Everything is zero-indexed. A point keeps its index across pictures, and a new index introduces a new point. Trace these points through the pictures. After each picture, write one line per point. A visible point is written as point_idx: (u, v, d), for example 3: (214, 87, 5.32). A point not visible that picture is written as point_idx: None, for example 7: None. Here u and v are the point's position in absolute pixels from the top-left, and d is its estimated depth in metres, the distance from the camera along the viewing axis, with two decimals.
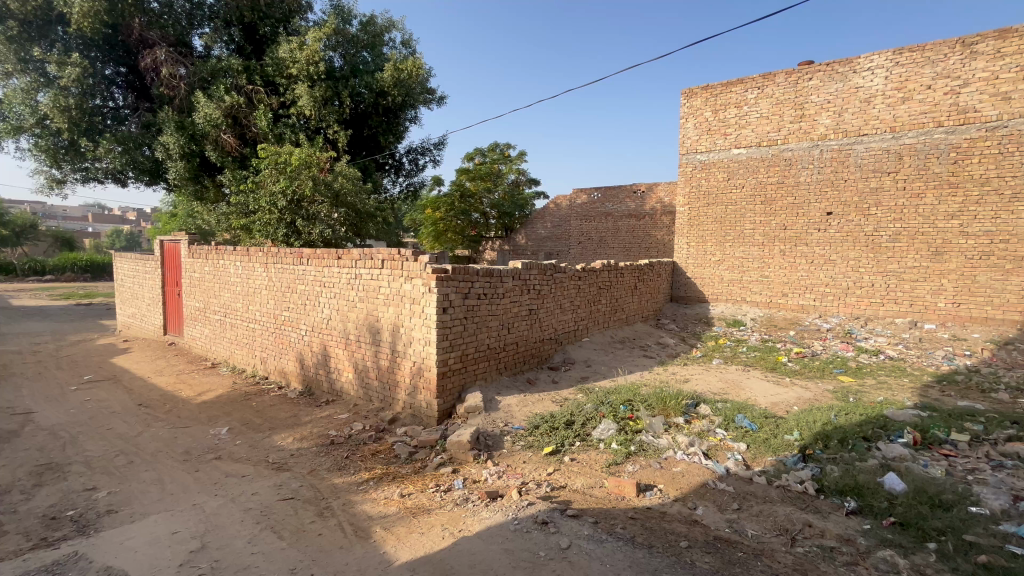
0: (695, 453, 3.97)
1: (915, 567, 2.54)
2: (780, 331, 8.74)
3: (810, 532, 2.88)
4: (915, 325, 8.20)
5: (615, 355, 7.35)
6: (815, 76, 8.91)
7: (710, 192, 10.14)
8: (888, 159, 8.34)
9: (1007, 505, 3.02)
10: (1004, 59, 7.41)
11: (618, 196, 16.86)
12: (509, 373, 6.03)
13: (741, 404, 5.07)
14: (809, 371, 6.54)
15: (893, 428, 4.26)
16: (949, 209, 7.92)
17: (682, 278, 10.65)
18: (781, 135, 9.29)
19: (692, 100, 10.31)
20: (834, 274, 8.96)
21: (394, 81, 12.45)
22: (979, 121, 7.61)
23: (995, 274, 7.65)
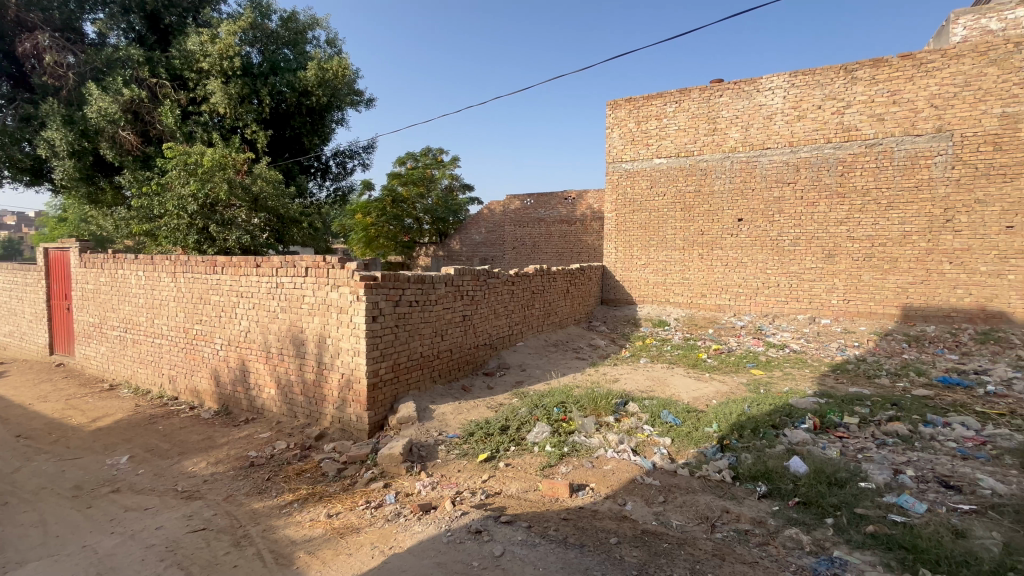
0: (625, 450, 4.12)
1: (816, 542, 2.78)
2: (701, 329, 9.32)
3: (728, 518, 3.07)
4: (814, 320, 9.08)
5: (549, 358, 7.48)
6: (724, 94, 9.67)
7: (635, 199, 10.65)
8: (788, 170, 9.21)
9: (889, 478, 3.41)
10: (878, 84, 8.47)
11: (550, 202, 17.29)
12: (443, 381, 5.94)
13: (666, 400, 5.35)
14: (725, 365, 7.04)
15: (796, 416, 4.69)
16: (838, 216, 8.88)
17: (611, 281, 11.07)
18: (697, 146, 9.96)
19: (617, 111, 10.79)
20: (746, 275, 9.72)
21: (318, 80, 11.93)
22: (860, 139, 8.62)
23: (876, 273, 8.66)
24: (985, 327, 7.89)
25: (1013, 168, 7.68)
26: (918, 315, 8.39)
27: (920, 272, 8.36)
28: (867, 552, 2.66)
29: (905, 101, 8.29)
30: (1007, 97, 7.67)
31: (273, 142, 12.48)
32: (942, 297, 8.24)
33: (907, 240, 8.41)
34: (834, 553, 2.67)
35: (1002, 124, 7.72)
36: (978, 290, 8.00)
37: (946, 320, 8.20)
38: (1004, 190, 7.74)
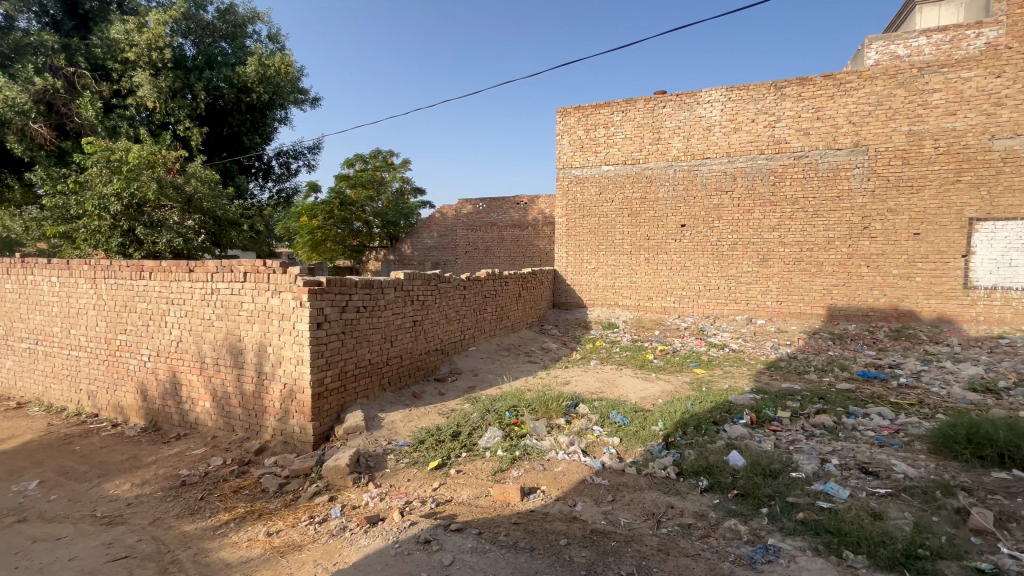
0: (575, 451, 4.18)
1: (753, 531, 2.93)
2: (648, 331, 9.64)
3: (672, 513, 3.18)
4: (751, 320, 9.62)
5: (501, 362, 7.48)
6: (667, 105, 10.10)
7: (585, 204, 10.89)
8: (726, 179, 9.72)
9: (817, 467, 3.66)
10: (804, 101, 9.13)
11: (502, 207, 17.36)
12: (393, 388, 5.80)
13: (615, 401, 5.48)
14: (671, 366, 7.31)
15: (735, 411, 4.94)
16: (771, 223, 9.47)
17: (562, 285, 11.24)
18: (643, 154, 10.33)
19: (566, 119, 11.00)
20: (689, 279, 10.16)
21: (259, 77, 11.43)
22: (789, 151, 9.25)
23: (805, 276, 9.30)
24: (898, 325, 8.65)
25: (918, 181, 8.50)
26: (841, 314, 9.07)
27: (842, 275, 9.05)
28: (798, 537, 2.83)
29: (828, 118, 8.99)
30: (913, 117, 8.49)
31: (209, 139, 11.78)
32: (861, 298, 8.96)
33: (832, 245, 9.09)
34: (768, 541, 2.82)
35: (909, 141, 8.52)
36: (891, 291, 8.77)
37: (865, 319, 8.92)
38: (911, 201, 8.55)
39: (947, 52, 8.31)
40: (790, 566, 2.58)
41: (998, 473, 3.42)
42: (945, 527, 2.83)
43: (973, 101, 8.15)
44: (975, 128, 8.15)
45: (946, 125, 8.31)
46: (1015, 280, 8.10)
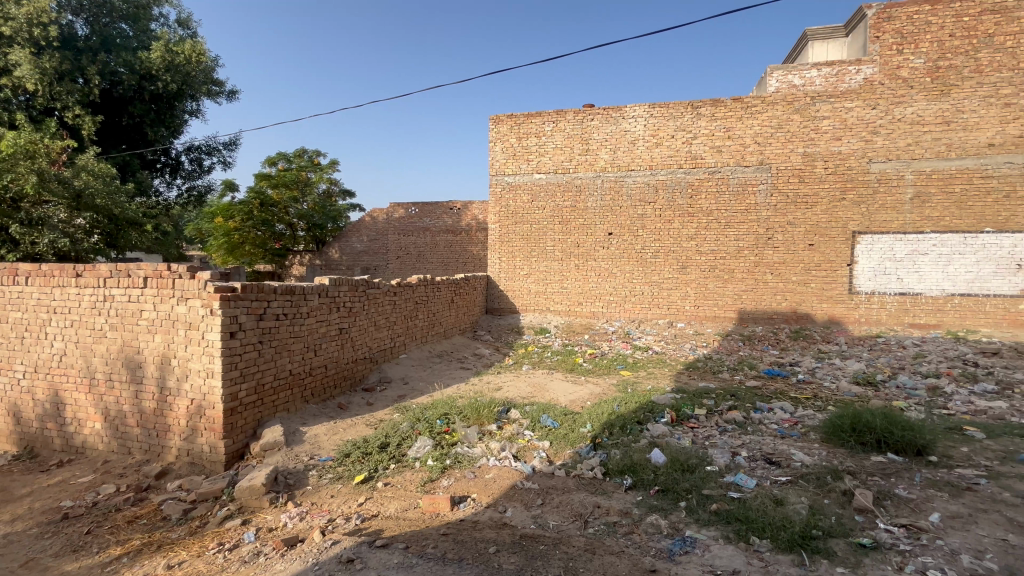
0: (506, 457, 4.19)
1: (672, 525, 3.09)
2: (578, 335, 9.93)
3: (599, 513, 3.27)
4: (672, 324, 10.21)
5: (433, 369, 7.34)
6: (595, 118, 10.51)
7: (517, 211, 11.03)
8: (649, 191, 10.28)
9: (729, 460, 3.94)
10: (716, 121, 9.89)
11: (435, 212, 17.15)
12: (317, 400, 5.50)
13: (546, 405, 5.58)
14: (599, 368, 7.59)
15: (657, 411, 5.21)
16: (689, 233, 10.13)
17: (495, 290, 11.29)
18: (572, 164, 10.67)
19: (499, 126, 11.10)
20: (615, 285, 10.60)
21: (166, 64, 10.50)
22: (704, 166, 9.97)
23: (718, 282, 10.03)
24: (797, 327, 9.57)
25: (812, 197, 9.50)
26: (750, 317, 9.88)
27: (750, 281, 9.87)
28: (712, 527, 3.03)
29: (737, 137, 9.80)
30: (807, 140, 9.48)
31: (103, 129, 10.63)
32: (766, 302, 9.81)
33: (741, 254, 9.89)
34: (686, 533, 2.99)
35: (804, 161, 9.50)
36: (791, 296, 9.69)
37: (770, 321, 9.78)
38: (806, 215, 9.53)
39: (834, 84, 9.37)
40: (705, 555, 2.75)
41: (876, 457, 3.87)
42: (834, 508, 3.15)
43: (854, 129, 9.26)
44: (856, 153, 9.26)
45: (834, 148, 9.36)
46: (889, 286, 9.27)
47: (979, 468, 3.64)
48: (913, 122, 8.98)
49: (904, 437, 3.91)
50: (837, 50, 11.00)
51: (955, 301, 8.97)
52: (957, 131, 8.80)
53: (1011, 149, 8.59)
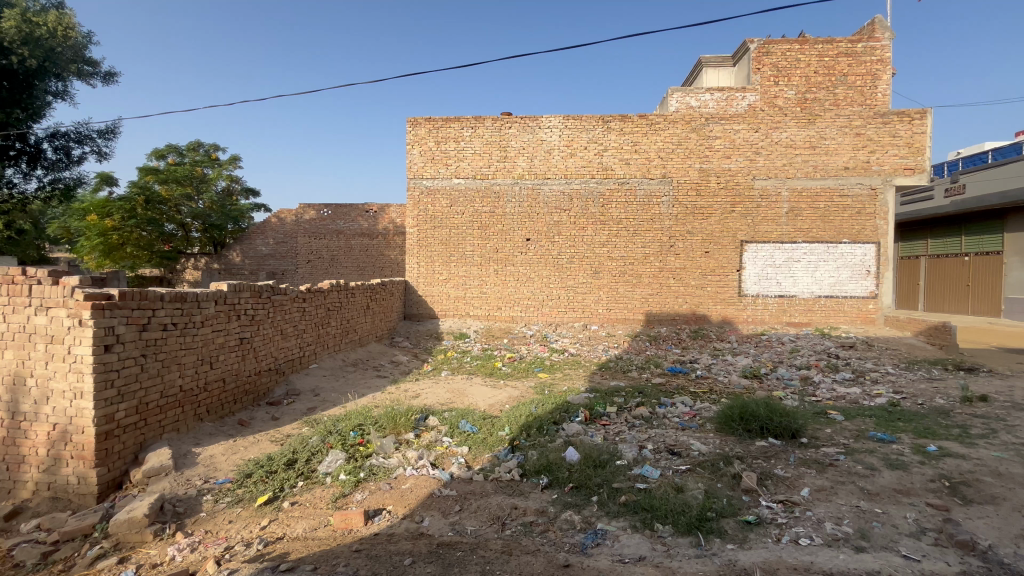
0: (424, 465, 4.11)
1: (585, 519, 3.23)
2: (497, 340, 10.02)
3: (516, 513, 3.32)
4: (587, 326, 10.67)
5: (346, 379, 7.02)
6: (513, 126, 10.73)
7: (436, 216, 10.91)
8: (564, 199, 10.69)
9: (636, 453, 4.20)
10: (625, 135, 10.54)
11: (349, 214, 16.46)
12: (213, 418, 5.02)
13: (465, 410, 5.57)
14: (517, 372, 7.72)
15: (572, 410, 5.41)
16: (601, 239, 10.66)
17: (413, 296, 11.05)
18: (491, 171, 10.79)
19: (417, 129, 10.92)
20: (533, 289, 10.85)
21: (23, 37, 9.08)
22: (614, 177, 10.57)
23: (628, 286, 10.66)
24: (696, 327, 10.45)
25: (707, 209, 10.45)
26: (656, 319, 10.61)
27: (656, 285, 10.61)
28: (621, 518, 3.21)
29: (643, 151, 10.52)
30: (702, 157, 10.42)
31: None
32: (670, 304, 10.60)
33: (648, 260, 10.60)
34: (598, 526, 3.13)
35: (700, 176, 10.43)
36: (690, 299, 10.56)
37: (672, 322, 10.57)
38: (703, 225, 10.45)
39: (724, 107, 10.41)
40: (615, 545, 2.91)
41: (759, 442, 4.34)
42: (725, 491, 3.48)
43: (741, 149, 10.33)
44: (743, 170, 10.34)
45: (725, 165, 10.37)
46: (770, 289, 10.44)
47: (839, 446, 4.22)
48: (787, 145, 10.23)
49: (781, 422, 4.43)
50: (728, 78, 12.24)
51: (821, 302, 10.32)
52: (821, 155, 10.16)
53: (861, 173, 10.10)
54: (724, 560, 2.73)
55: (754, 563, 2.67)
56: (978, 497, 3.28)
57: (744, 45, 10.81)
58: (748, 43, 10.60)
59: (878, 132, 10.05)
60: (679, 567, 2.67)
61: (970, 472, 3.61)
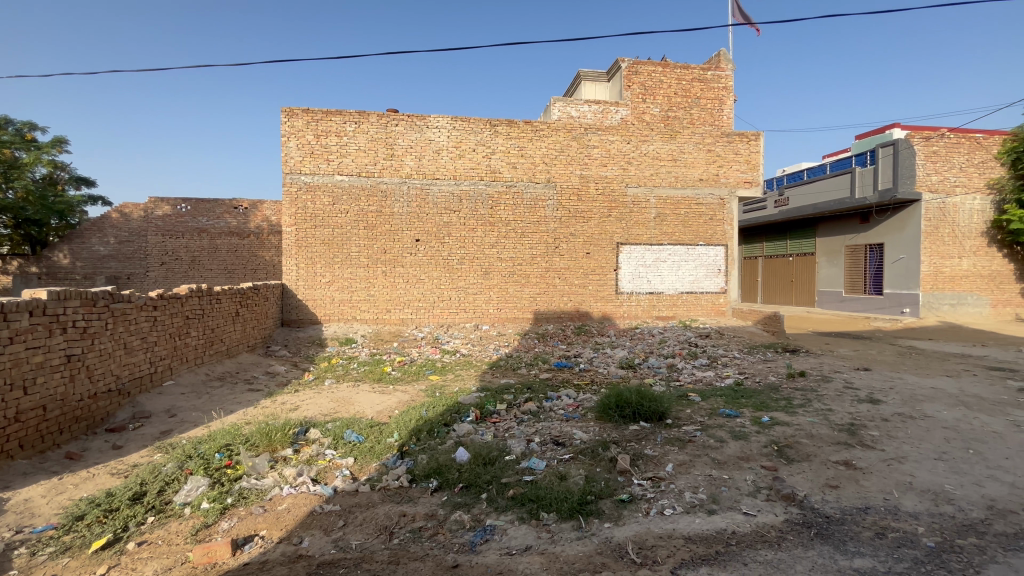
0: (304, 482, 3.82)
1: (475, 517, 3.27)
2: (386, 343, 9.66)
3: (404, 520, 3.25)
4: (478, 326, 10.77)
5: (210, 395, 6.24)
6: (399, 124, 10.46)
7: (316, 214, 10.19)
8: (454, 200, 10.68)
9: (525, 447, 4.36)
10: (511, 140, 10.88)
11: (213, 210, 14.69)
12: (30, 454, 4.14)
13: (350, 419, 5.30)
14: (408, 376, 7.53)
15: (463, 410, 5.44)
16: (491, 241, 10.85)
17: (292, 300, 10.21)
18: (377, 168, 10.40)
19: (293, 120, 10.11)
20: (423, 290, 10.67)
21: None
22: (502, 180, 10.84)
23: (517, 285, 10.99)
24: (580, 323, 11.12)
25: (587, 213, 11.18)
26: (543, 317, 11.09)
27: (543, 285, 11.09)
28: (509, 512, 3.30)
29: (529, 156, 10.95)
30: (582, 164, 11.13)
31: None
32: (556, 303, 11.16)
33: (535, 261, 11.03)
34: (486, 523, 3.19)
35: (581, 182, 11.13)
36: (574, 297, 11.22)
37: (559, 320, 11.14)
38: (584, 228, 11.17)
39: (600, 119, 11.26)
40: (502, 539, 2.98)
41: (632, 426, 4.78)
42: (603, 474, 3.76)
43: (616, 158, 11.24)
44: (617, 178, 11.26)
45: (602, 173, 11.20)
46: (642, 287, 11.52)
47: (696, 424, 4.81)
48: (654, 157, 11.37)
49: (650, 407, 4.91)
50: (603, 91, 13.33)
51: (683, 297, 11.63)
52: (681, 167, 11.46)
53: (712, 184, 11.59)
54: (602, 538, 2.94)
55: (626, 538, 2.92)
56: (797, 456, 3.96)
57: (617, 63, 11.72)
58: (619, 61, 11.57)
59: (725, 150, 11.62)
60: (562, 551, 2.82)
61: (792, 436, 4.35)
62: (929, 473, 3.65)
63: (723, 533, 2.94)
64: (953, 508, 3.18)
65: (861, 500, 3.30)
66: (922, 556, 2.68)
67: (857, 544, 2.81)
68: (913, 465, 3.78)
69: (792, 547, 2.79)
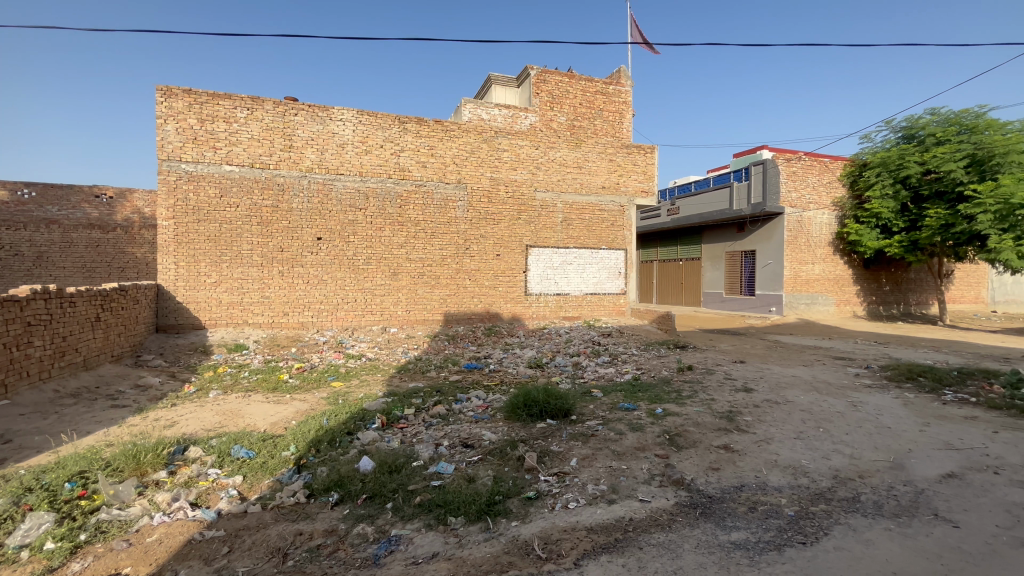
0: (181, 507, 3.39)
1: (379, 529, 3.13)
2: (283, 349, 8.93)
3: (300, 540, 3.02)
4: (385, 329, 10.39)
5: (62, 415, 5.32)
6: (299, 114, 9.78)
7: (200, 207, 9.16)
8: (360, 197, 10.21)
9: (433, 452, 4.27)
10: (421, 138, 10.68)
11: (67, 198, 12.59)
12: None
13: (239, 433, 4.82)
14: (308, 383, 7.02)
15: (368, 417, 5.20)
16: (400, 241, 10.54)
17: (169, 303, 9.06)
18: (272, 160, 9.62)
19: (171, 101, 9.00)
20: (326, 292, 10.06)
21: None
22: (411, 179, 10.59)
23: (427, 287, 10.79)
24: (490, 324, 11.20)
25: (497, 215, 11.32)
26: (454, 319, 11.01)
27: (453, 286, 11.01)
28: (415, 520, 3.21)
29: (439, 156, 10.83)
30: (492, 167, 11.25)
31: None
32: (466, 304, 11.13)
33: (445, 262, 10.91)
34: (392, 533, 3.07)
35: (491, 185, 11.25)
36: (485, 298, 11.28)
37: (469, 321, 11.13)
38: (494, 230, 11.28)
39: (510, 124, 11.46)
40: (408, 549, 2.89)
41: (540, 423, 4.91)
42: (511, 473, 3.81)
43: (525, 163, 11.53)
44: (527, 182, 11.55)
45: (511, 176, 11.41)
46: (550, 289, 11.91)
47: (598, 418, 5.06)
48: (561, 163, 11.84)
49: (556, 404, 5.09)
50: (513, 96, 13.59)
51: (588, 298, 12.21)
52: (586, 174, 12.07)
53: (613, 192, 12.34)
54: (509, 537, 2.98)
55: (533, 534, 2.98)
56: (686, 443, 4.33)
57: (526, 70, 12.02)
58: (528, 68, 11.88)
59: (624, 160, 12.44)
60: (469, 554, 2.80)
61: (681, 424, 4.75)
62: (790, 451, 4.19)
63: (622, 521, 3.12)
64: (808, 479, 3.68)
65: (737, 479, 3.70)
66: (784, 524, 3.06)
67: (734, 519, 3.13)
68: (778, 445, 4.32)
69: (680, 527, 3.04)
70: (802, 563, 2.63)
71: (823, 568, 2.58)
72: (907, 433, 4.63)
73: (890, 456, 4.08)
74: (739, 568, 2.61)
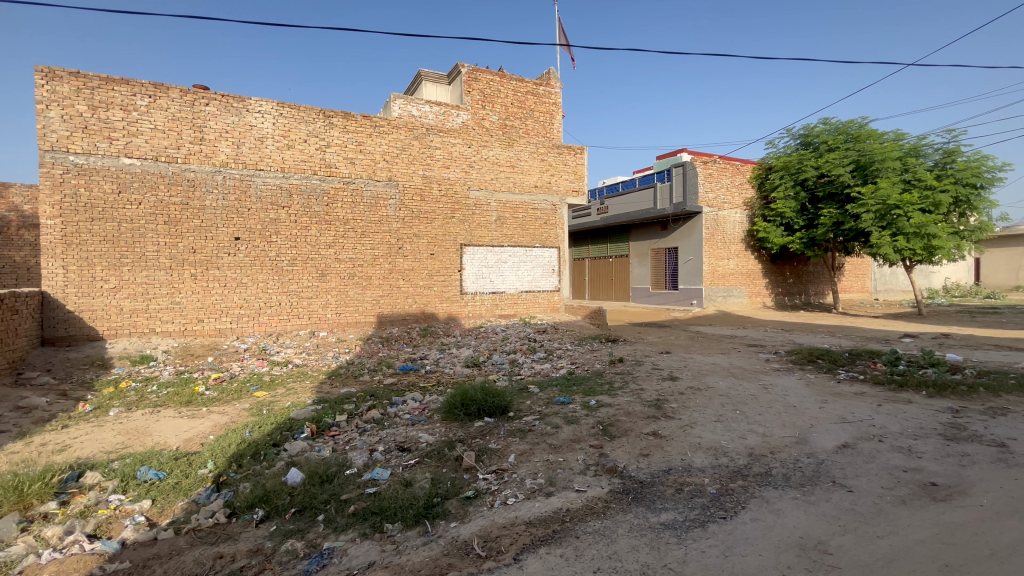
0: (76, 541, 3.02)
1: (310, 544, 2.97)
2: (198, 359, 8.20)
3: (221, 562, 2.80)
4: (314, 333, 9.88)
5: None
6: (211, 103, 9.04)
7: (94, 204, 8.20)
8: (282, 194, 9.63)
9: (367, 458, 4.13)
10: (348, 133, 10.28)
11: None
12: None
13: (146, 454, 4.37)
14: (227, 394, 6.51)
15: (296, 427, 4.92)
16: (327, 240, 10.07)
17: (56, 312, 8.00)
18: (180, 153, 8.82)
19: (54, 84, 7.97)
20: (246, 296, 9.39)
21: None
22: (339, 176, 10.15)
23: (358, 288, 10.40)
24: (425, 324, 11.01)
25: (430, 214, 11.15)
26: (387, 320, 10.70)
27: (386, 287, 10.69)
28: (349, 530, 3.09)
29: (368, 152, 10.47)
30: (424, 164, 11.06)
31: None
32: (400, 305, 10.86)
33: (377, 262, 10.57)
34: (324, 546, 2.93)
35: (423, 182, 11.05)
36: (419, 298, 11.06)
37: (403, 322, 10.86)
38: (428, 229, 11.11)
39: (441, 121, 11.31)
40: (342, 561, 2.77)
41: (477, 422, 4.90)
42: (449, 474, 3.78)
43: (457, 161, 11.45)
44: (459, 181, 11.48)
45: (443, 175, 11.29)
46: (485, 287, 11.92)
47: (535, 413, 5.14)
48: (493, 162, 11.91)
49: (494, 402, 5.11)
50: (444, 93, 13.42)
51: (522, 296, 12.35)
52: (518, 173, 12.22)
53: (545, 191, 12.60)
54: (448, 539, 2.94)
55: (472, 533, 2.97)
56: (618, 432, 4.51)
57: (457, 68, 11.92)
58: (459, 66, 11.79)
59: (555, 160, 12.74)
60: (407, 560, 2.74)
61: (614, 415, 4.95)
62: (711, 434, 4.49)
63: (559, 512, 3.19)
64: (728, 458, 3.98)
65: (664, 463, 3.91)
66: (707, 501, 3.28)
67: (663, 501, 3.31)
68: (701, 429, 4.61)
69: (613, 513, 3.17)
70: (723, 537, 2.84)
71: (741, 539, 2.79)
72: (809, 410, 5.13)
73: (797, 432, 4.50)
74: (668, 546, 2.76)
